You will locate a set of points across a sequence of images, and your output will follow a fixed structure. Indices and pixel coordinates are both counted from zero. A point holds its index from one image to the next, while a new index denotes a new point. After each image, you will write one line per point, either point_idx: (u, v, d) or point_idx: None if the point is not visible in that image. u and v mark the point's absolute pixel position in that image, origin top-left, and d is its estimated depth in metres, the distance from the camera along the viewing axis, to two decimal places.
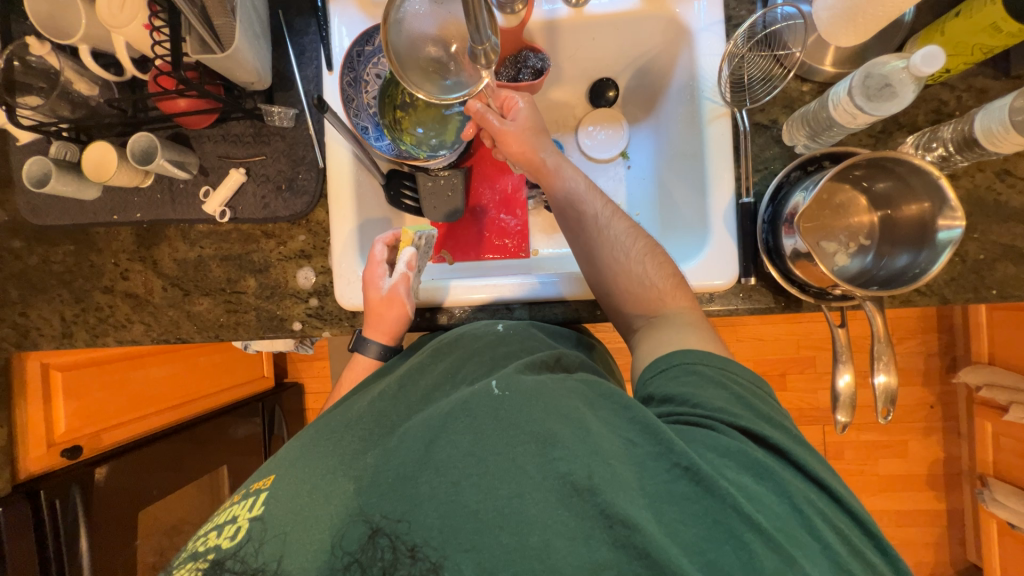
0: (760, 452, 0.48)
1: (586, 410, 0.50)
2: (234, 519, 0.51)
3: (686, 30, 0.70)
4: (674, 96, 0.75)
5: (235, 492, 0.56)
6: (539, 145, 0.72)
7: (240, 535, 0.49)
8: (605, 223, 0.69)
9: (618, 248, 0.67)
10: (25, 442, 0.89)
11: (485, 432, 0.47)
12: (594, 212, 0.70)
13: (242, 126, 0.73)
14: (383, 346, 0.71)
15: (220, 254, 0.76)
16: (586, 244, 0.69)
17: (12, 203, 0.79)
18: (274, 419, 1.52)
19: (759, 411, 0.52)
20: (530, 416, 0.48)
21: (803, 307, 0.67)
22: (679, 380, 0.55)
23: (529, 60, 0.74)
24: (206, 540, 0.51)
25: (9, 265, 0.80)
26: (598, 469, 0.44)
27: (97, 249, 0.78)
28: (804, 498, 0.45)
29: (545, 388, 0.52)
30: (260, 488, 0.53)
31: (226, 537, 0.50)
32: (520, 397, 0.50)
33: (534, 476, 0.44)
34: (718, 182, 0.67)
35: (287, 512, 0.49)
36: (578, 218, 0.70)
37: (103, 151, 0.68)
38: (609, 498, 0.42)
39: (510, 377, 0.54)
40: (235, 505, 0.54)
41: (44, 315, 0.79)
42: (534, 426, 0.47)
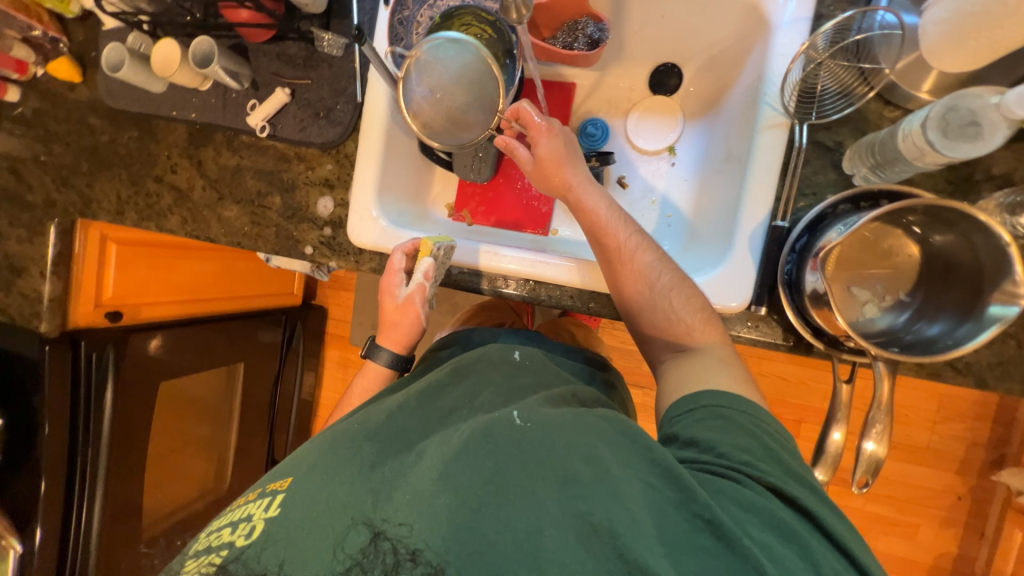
0: (787, 512, 0.45)
1: (605, 449, 0.49)
2: (248, 518, 0.51)
3: (766, 23, 0.62)
4: (738, 96, 0.69)
5: (251, 491, 0.56)
6: (564, 172, 0.69)
7: (254, 533, 0.49)
8: (630, 254, 0.65)
9: (646, 283, 0.64)
10: (77, 298, 1.00)
11: (506, 462, 0.48)
12: (617, 244, 0.66)
13: (296, 47, 0.75)
14: (394, 354, 0.75)
15: (255, 167, 0.80)
16: (612, 278, 0.66)
17: (96, 83, 0.88)
18: (293, 333, 1.64)
19: (793, 470, 0.49)
20: (551, 450, 0.48)
21: (813, 352, 0.61)
22: (707, 426, 0.52)
23: (587, 29, 0.71)
24: (221, 537, 0.51)
25: (85, 139, 0.89)
26: (617, 512, 0.43)
27: (155, 140, 0.85)
28: (832, 570, 0.42)
29: (565, 422, 0.52)
30: (276, 489, 0.53)
31: (240, 535, 0.50)
32: (544, 429, 0.50)
33: (552, 510, 0.44)
34: (753, 200, 0.61)
35: (307, 506, 0.49)
36: (601, 250, 0.67)
37: (170, 48, 0.73)
38: (628, 542, 0.42)
39: (532, 410, 0.53)
40: (251, 504, 0.54)
41: (104, 191, 0.88)
42: (557, 461, 0.47)
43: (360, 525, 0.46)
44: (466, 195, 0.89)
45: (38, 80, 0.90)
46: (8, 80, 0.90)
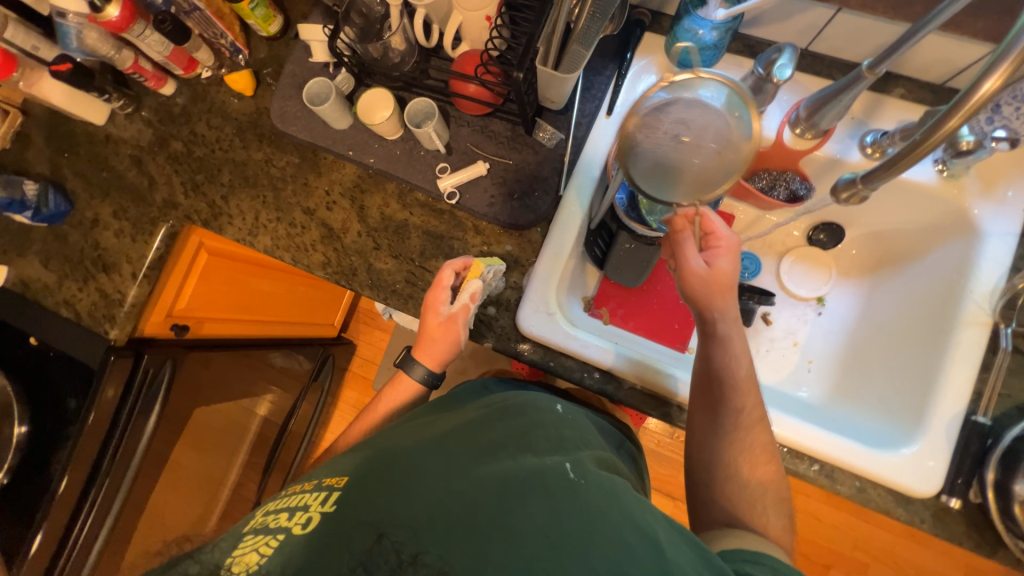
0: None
1: (659, 526, 0.41)
2: (305, 508, 0.45)
3: (973, 227, 0.67)
4: (917, 277, 0.73)
5: (309, 479, 0.50)
6: (720, 301, 0.59)
7: (311, 525, 0.43)
8: (744, 425, 0.57)
9: (744, 451, 0.56)
10: (151, 307, 0.89)
11: (562, 517, 0.39)
12: (740, 410, 0.57)
13: (502, 126, 0.76)
14: (428, 370, 0.69)
15: (424, 227, 0.77)
16: (710, 430, 0.58)
17: (266, 100, 0.85)
18: (322, 367, 1.52)
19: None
20: (604, 514, 0.39)
21: (996, 555, 0.60)
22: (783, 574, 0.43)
23: (793, 184, 0.74)
24: (278, 520, 0.45)
25: (234, 151, 0.84)
26: None
27: (318, 172, 0.81)
28: None
29: (624, 491, 0.44)
30: (335, 484, 0.47)
31: (297, 523, 0.44)
32: (598, 488, 0.42)
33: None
34: (950, 387, 0.63)
35: (350, 514, 0.42)
36: (715, 398, 0.58)
37: (385, 99, 0.73)
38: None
39: (584, 465, 0.46)
40: (308, 493, 0.48)
41: (241, 208, 0.82)
42: (614, 534, 0.38)
43: (362, 527, 0.40)
44: (607, 294, 0.84)
45: (199, 81, 0.87)
46: (167, 73, 0.86)
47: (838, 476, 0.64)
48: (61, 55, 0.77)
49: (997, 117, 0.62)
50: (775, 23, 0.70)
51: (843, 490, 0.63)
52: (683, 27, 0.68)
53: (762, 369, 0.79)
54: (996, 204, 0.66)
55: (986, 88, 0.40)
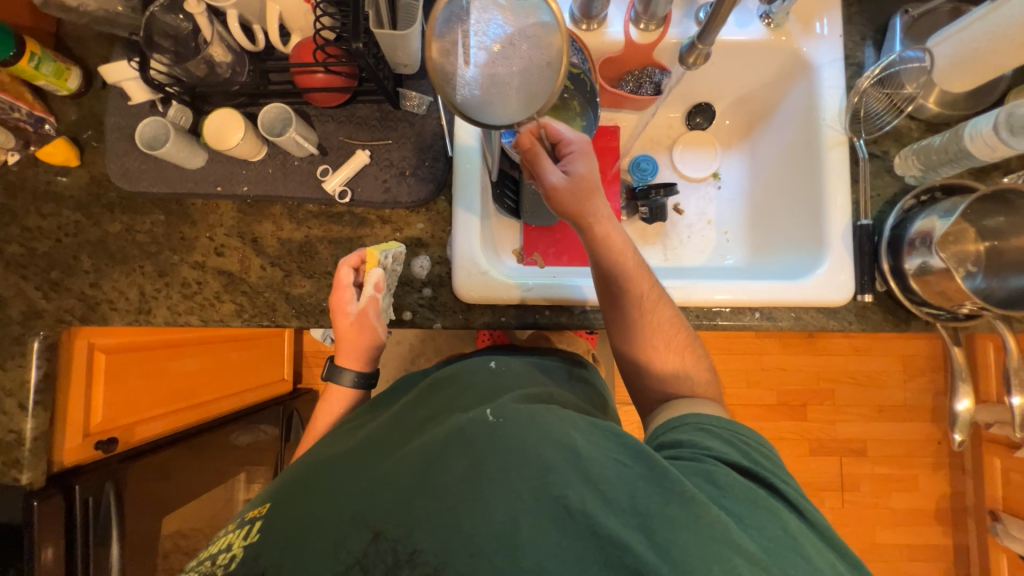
0: (751, 483, 0.43)
1: (577, 433, 0.43)
2: (228, 546, 0.43)
3: (807, 65, 0.74)
4: (781, 125, 0.81)
5: (230, 521, 0.48)
6: (588, 204, 0.62)
7: (237, 559, 0.41)
8: (649, 308, 0.62)
9: (658, 336, 0.63)
10: (62, 431, 0.78)
11: (482, 458, 0.41)
12: (638, 296, 0.62)
13: (368, 109, 0.72)
14: (357, 373, 0.70)
15: (328, 236, 0.73)
16: (625, 324, 0.64)
17: (98, 165, 0.75)
18: (290, 424, 1.42)
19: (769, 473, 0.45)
20: (523, 440, 0.42)
21: (912, 326, 0.69)
22: (688, 433, 0.50)
23: (655, 76, 0.78)
24: (200, 566, 0.43)
25: (85, 231, 0.74)
26: (591, 494, 0.38)
27: (192, 221, 0.74)
28: (813, 547, 0.39)
29: (540, 414, 0.46)
30: (256, 515, 0.46)
31: (220, 563, 0.42)
32: (516, 421, 0.44)
33: (526, 499, 0.38)
34: (834, 205, 0.71)
35: (286, 528, 0.42)
36: (615, 297, 0.63)
37: (234, 117, 0.67)
38: (601, 518, 0.37)
39: (506, 406, 0.48)
40: (229, 533, 0.46)
41: (119, 288, 0.73)
42: (529, 452, 0.41)
43: (360, 524, 0.40)
44: (536, 238, 0.83)
45: (8, 168, 0.75)
46: None
47: (776, 315, 0.71)
48: None
49: None
50: None
51: (785, 325, 0.70)
52: None
53: (687, 254, 0.85)
54: (818, 38, 0.73)
55: None
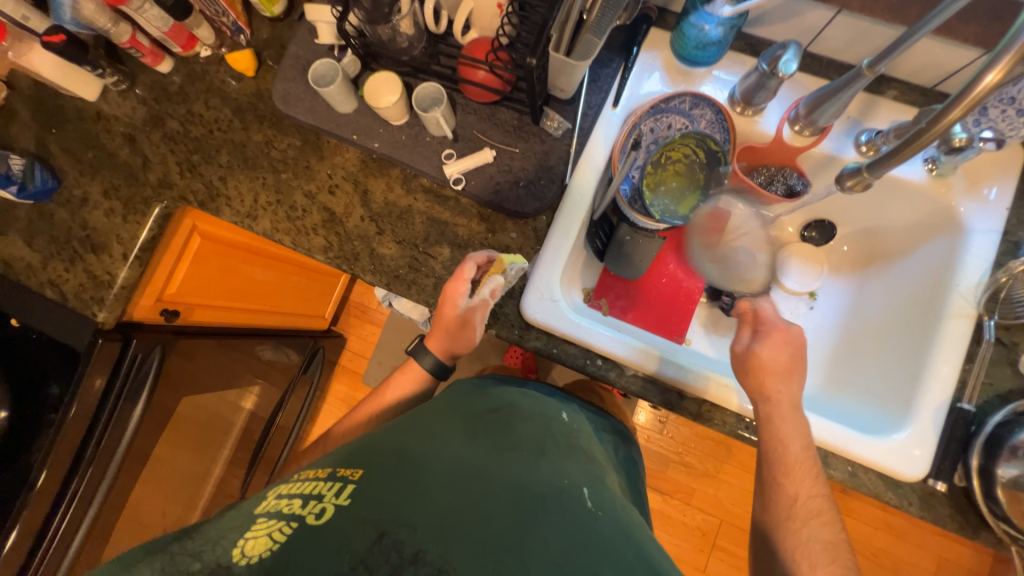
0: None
1: (670, 565, 0.43)
2: (319, 496, 0.43)
3: (960, 226, 0.70)
4: (906, 274, 0.76)
5: (325, 467, 0.48)
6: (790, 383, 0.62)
7: (326, 517, 0.41)
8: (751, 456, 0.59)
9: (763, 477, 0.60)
10: (143, 289, 0.87)
11: (575, 547, 0.41)
12: (788, 461, 0.59)
13: (508, 115, 0.76)
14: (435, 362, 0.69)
15: (428, 213, 0.77)
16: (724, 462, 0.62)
17: (267, 81, 0.84)
18: (312, 360, 1.48)
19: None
20: (620, 550, 0.42)
21: (979, 537, 0.62)
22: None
23: (791, 179, 0.76)
24: (288, 506, 0.43)
25: (233, 131, 0.83)
26: None
27: (320, 156, 0.80)
28: None
29: (635, 526, 0.46)
30: (349, 477, 0.45)
31: (309, 513, 0.42)
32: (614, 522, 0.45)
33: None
34: (937, 377, 0.65)
35: (371, 504, 0.42)
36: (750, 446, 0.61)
37: (393, 83, 0.73)
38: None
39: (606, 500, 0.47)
40: (320, 482, 0.46)
41: (239, 189, 0.81)
42: (621, 564, 0.40)
43: (367, 522, 0.41)
44: (609, 285, 0.82)
45: (197, 59, 0.85)
46: (165, 50, 0.84)
47: (832, 462, 0.66)
48: (54, 27, 0.75)
49: (984, 119, 0.66)
50: (779, 22, 0.72)
51: (837, 476, 0.65)
52: (690, 22, 0.70)
53: None
54: (983, 203, 0.69)
55: (988, 81, 0.43)
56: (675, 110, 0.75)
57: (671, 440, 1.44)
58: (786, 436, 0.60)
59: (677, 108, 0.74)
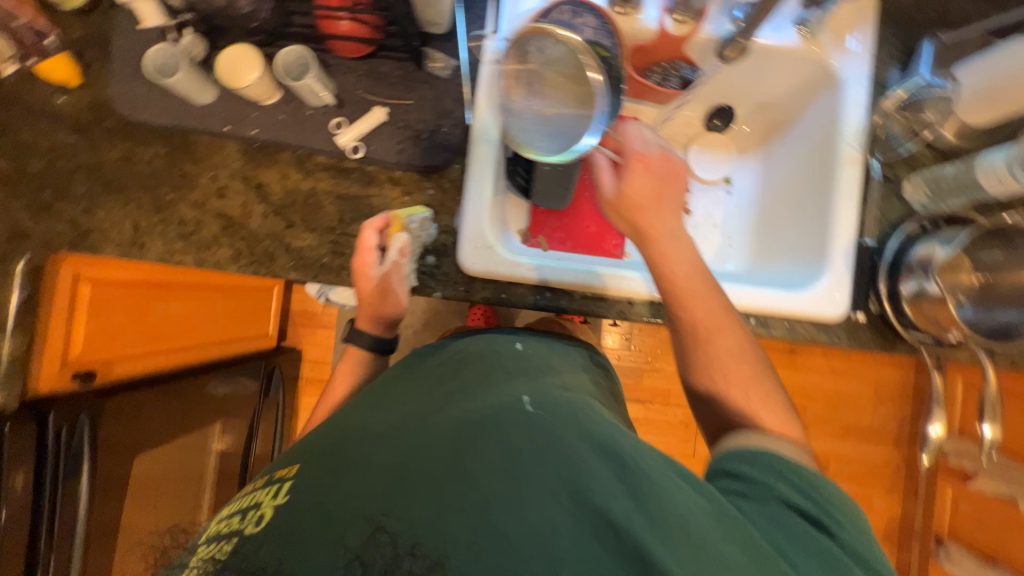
0: (815, 534, 0.45)
1: (620, 439, 0.45)
2: (257, 504, 0.44)
3: (836, 78, 0.74)
4: (801, 136, 0.81)
5: (259, 477, 0.49)
6: (656, 209, 0.62)
7: (264, 521, 0.41)
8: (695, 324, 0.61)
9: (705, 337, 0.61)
10: (39, 358, 0.76)
11: (528, 457, 0.41)
12: (694, 321, 0.60)
13: (390, 66, 0.71)
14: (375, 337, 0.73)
15: (336, 192, 0.71)
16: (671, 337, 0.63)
17: (101, 87, 0.72)
18: (271, 381, 1.39)
19: (843, 526, 0.46)
20: (563, 438, 0.43)
21: (898, 348, 0.72)
22: (757, 468, 0.49)
23: (682, 70, 0.76)
24: (229, 525, 0.43)
25: (81, 155, 0.71)
26: (640, 514, 0.39)
27: (195, 158, 0.71)
28: None
29: (583, 412, 0.48)
30: (285, 476, 0.45)
31: (248, 523, 0.42)
32: (556, 416, 0.46)
33: (568, 507, 0.39)
34: (841, 222, 0.72)
35: (313, 492, 0.41)
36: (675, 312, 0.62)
37: (250, 57, 0.65)
38: (645, 541, 0.37)
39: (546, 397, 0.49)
40: (259, 490, 0.46)
41: (112, 218, 0.71)
42: (573, 454, 0.42)
43: (362, 516, 0.38)
44: (542, 221, 0.83)
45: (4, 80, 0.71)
46: None
47: (771, 323, 0.72)
48: None
49: None
50: None
51: (778, 333, 0.72)
52: None
53: None
54: (849, 52, 0.74)
55: None
56: (557, 24, 0.72)
57: (639, 353, 1.53)
58: (721, 299, 0.62)
59: (559, 21, 0.72)
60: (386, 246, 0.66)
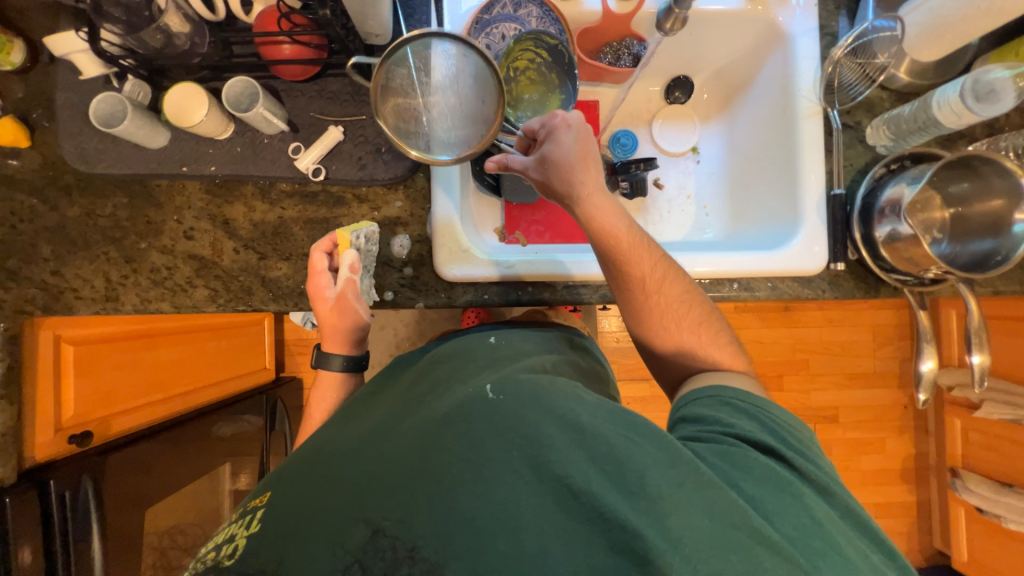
0: (774, 463, 0.45)
1: (582, 409, 0.45)
2: (233, 536, 0.42)
3: (783, 35, 0.75)
4: (759, 97, 0.81)
5: (234, 509, 0.47)
6: (575, 171, 0.61)
7: (239, 553, 0.40)
8: (654, 287, 0.61)
9: (666, 302, 0.61)
10: (32, 427, 0.75)
11: (483, 440, 0.42)
12: (641, 276, 0.61)
13: (339, 83, 0.70)
14: (345, 358, 0.69)
15: (304, 217, 0.71)
16: (628, 303, 0.63)
17: (51, 146, 0.71)
18: (275, 414, 1.37)
19: (795, 447, 0.48)
20: (525, 416, 0.43)
21: (881, 293, 0.72)
22: (710, 405, 0.52)
23: (632, 47, 0.77)
24: (205, 561, 0.41)
25: (41, 216, 0.70)
26: (598, 475, 0.40)
27: (157, 204, 0.70)
28: (841, 535, 0.42)
29: (544, 387, 0.48)
30: (258, 504, 0.45)
31: (225, 556, 0.41)
32: (516, 396, 0.46)
33: (528, 480, 0.40)
34: (809, 176, 0.72)
35: (288, 514, 0.41)
36: (623, 277, 0.61)
37: (197, 94, 0.64)
38: (608, 502, 0.38)
39: (508, 381, 0.48)
40: (234, 523, 0.45)
41: (83, 275, 0.70)
42: (529, 429, 0.42)
43: (358, 520, 0.39)
44: (516, 217, 0.83)
45: None
46: None
47: (754, 285, 0.72)
48: None
49: None
50: None
51: (762, 295, 0.72)
52: None
53: (667, 229, 0.86)
54: (793, 7, 0.74)
55: None
56: (501, 18, 0.72)
57: None
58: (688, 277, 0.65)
59: (503, 15, 0.72)
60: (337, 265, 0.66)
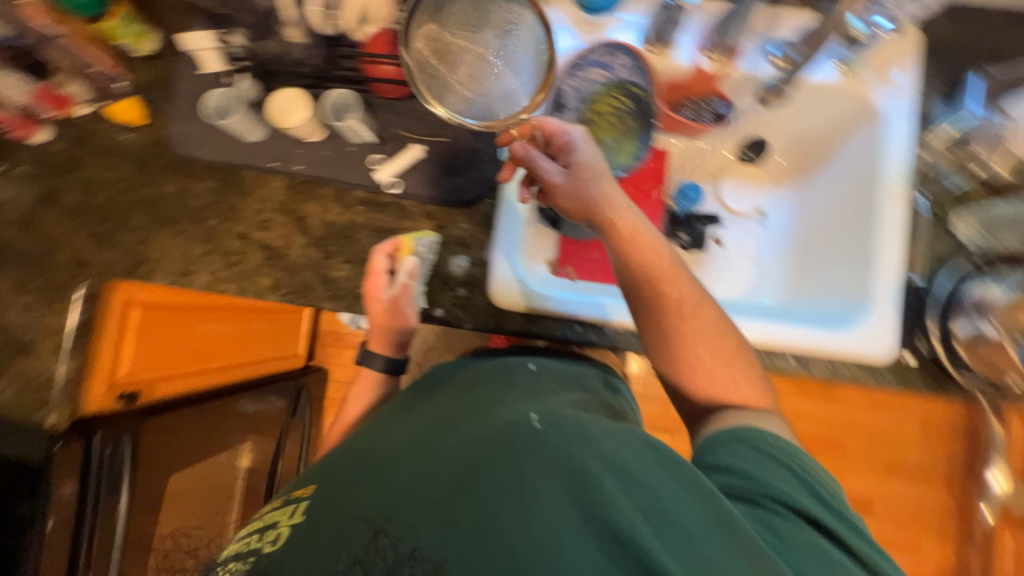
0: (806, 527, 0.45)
1: (628, 455, 0.44)
2: (274, 523, 0.43)
3: (877, 115, 0.74)
4: (839, 169, 0.78)
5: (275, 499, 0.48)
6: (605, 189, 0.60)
7: (281, 540, 0.41)
8: (689, 310, 0.58)
9: (699, 336, 0.58)
10: (92, 379, 0.80)
11: (528, 469, 0.41)
12: (674, 299, 0.58)
13: (428, 105, 0.74)
14: (386, 362, 0.72)
15: (373, 224, 0.74)
16: (661, 334, 0.58)
17: (161, 126, 0.77)
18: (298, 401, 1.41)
19: (828, 507, 0.47)
20: (570, 454, 0.42)
21: (951, 394, 0.68)
22: (738, 451, 0.50)
23: (716, 104, 0.76)
24: (251, 543, 0.43)
25: (140, 189, 0.76)
26: (645, 524, 0.39)
27: (243, 192, 0.75)
28: None
29: (592, 429, 0.46)
30: (302, 496, 0.45)
31: (267, 541, 0.42)
32: (563, 432, 0.45)
33: (573, 518, 0.39)
34: (887, 261, 0.70)
35: (332, 511, 0.42)
36: (654, 297, 0.58)
37: (298, 99, 0.70)
38: (654, 553, 0.37)
39: (553, 413, 0.48)
40: (275, 510, 0.45)
41: (165, 248, 0.75)
42: (577, 465, 0.41)
43: (359, 521, 0.40)
44: (571, 252, 0.78)
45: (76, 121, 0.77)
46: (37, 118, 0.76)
47: (812, 364, 0.69)
48: None
49: None
50: None
51: (820, 376, 0.69)
52: None
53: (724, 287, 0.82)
54: (890, 89, 0.73)
55: None
56: (589, 62, 0.73)
57: None
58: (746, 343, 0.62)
59: (591, 60, 0.73)
60: (395, 268, 0.68)
